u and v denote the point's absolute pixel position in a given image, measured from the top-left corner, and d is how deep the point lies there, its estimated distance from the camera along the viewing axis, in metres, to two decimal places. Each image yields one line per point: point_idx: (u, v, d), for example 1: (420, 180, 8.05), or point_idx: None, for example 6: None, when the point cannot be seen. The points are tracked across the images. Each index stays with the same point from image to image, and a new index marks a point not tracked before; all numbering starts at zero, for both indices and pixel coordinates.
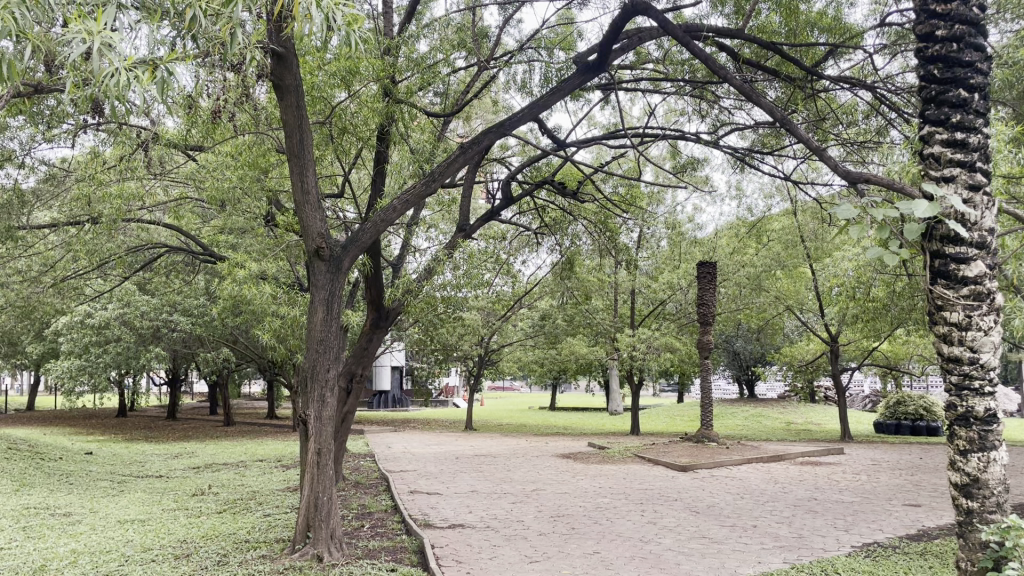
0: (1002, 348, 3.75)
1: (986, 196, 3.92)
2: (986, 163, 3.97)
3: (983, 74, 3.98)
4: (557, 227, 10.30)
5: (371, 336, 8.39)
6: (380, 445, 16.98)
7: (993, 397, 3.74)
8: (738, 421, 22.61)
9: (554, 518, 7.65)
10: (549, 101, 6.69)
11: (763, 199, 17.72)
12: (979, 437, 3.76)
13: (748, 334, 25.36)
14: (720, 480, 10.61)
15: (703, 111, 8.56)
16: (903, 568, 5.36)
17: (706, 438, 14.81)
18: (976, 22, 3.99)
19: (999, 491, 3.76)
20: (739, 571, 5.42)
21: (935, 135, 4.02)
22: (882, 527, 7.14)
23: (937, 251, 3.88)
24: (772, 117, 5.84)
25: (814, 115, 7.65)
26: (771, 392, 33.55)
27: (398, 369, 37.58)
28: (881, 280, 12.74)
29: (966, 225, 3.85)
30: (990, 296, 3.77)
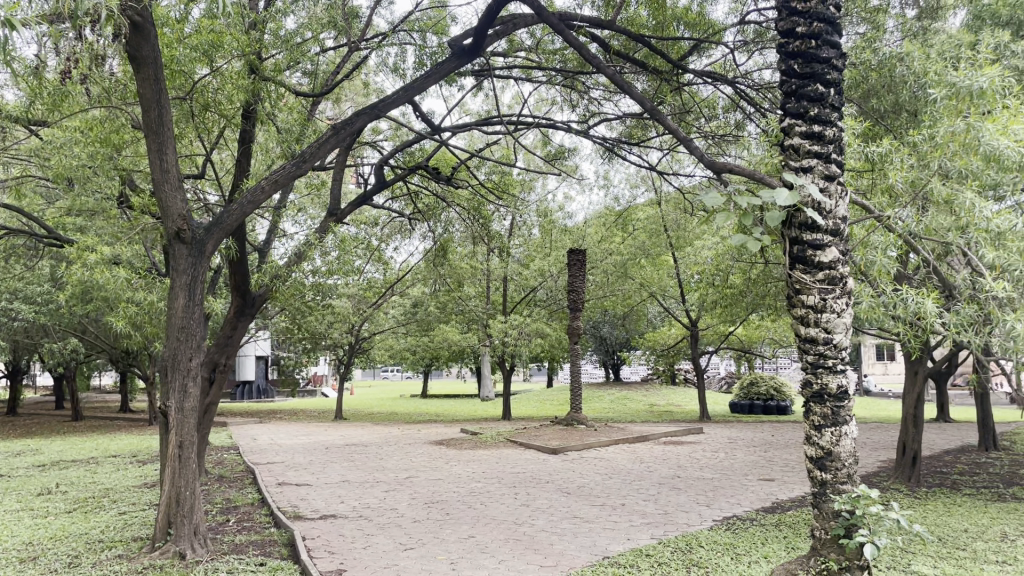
0: (853, 330, 4.00)
1: (841, 185, 4.16)
2: (839, 155, 4.21)
3: (837, 70, 4.22)
4: (429, 213, 10.27)
5: (236, 324, 8.07)
6: (244, 438, 16.28)
7: (844, 374, 3.97)
8: (604, 405, 23.21)
9: (428, 504, 7.60)
10: (423, 86, 6.53)
11: (629, 188, 18.19)
12: (832, 412, 3.97)
13: (614, 320, 26.15)
14: (589, 462, 10.90)
15: (573, 102, 8.74)
16: (759, 539, 5.66)
17: (576, 421, 15.08)
18: (832, 20, 4.21)
19: (849, 463, 3.96)
20: (609, 548, 5.57)
21: (794, 127, 4.22)
22: (740, 501, 7.54)
23: (796, 237, 4.08)
24: (642, 107, 6.01)
25: (679, 107, 7.93)
26: (634, 375, 34.81)
27: (264, 358, 36.32)
28: (738, 267, 13.35)
29: (822, 213, 4.07)
30: (843, 280, 4.01)
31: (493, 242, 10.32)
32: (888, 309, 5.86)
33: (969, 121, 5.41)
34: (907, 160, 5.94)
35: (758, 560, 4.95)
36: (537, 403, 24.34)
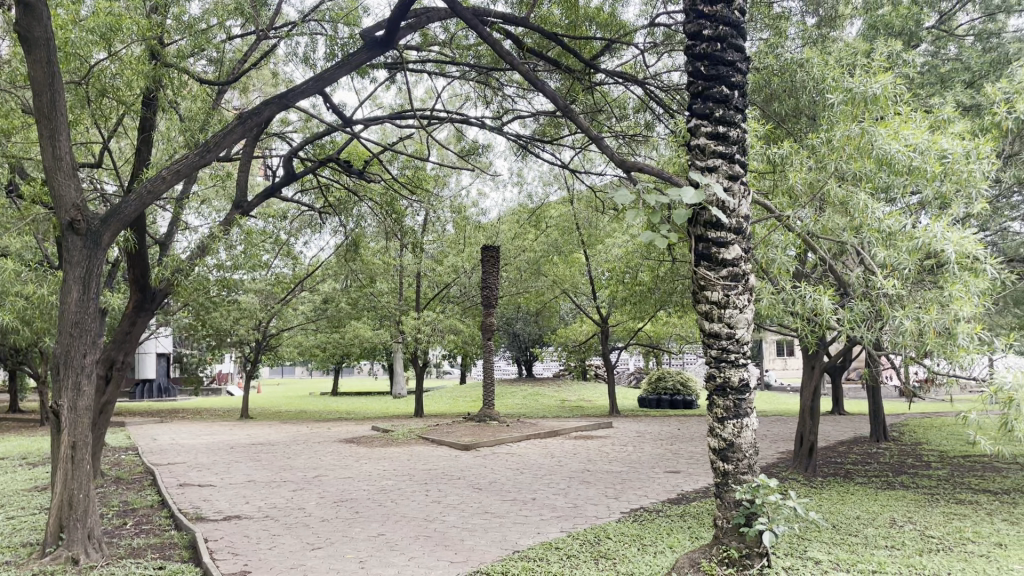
0: (754, 324, 4.13)
1: (743, 185, 4.29)
2: (742, 155, 4.33)
3: (741, 73, 4.35)
4: (341, 207, 10.09)
5: (135, 320, 7.77)
6: (144, 439, 15.65)
7: (746, 367, 4.10)
8: (516, 401, 23.34)
9: (337, 503, 7.48)
10: (334, 77, 6.40)
11: (542, 186, 18.34)
12: (734, 405, 4.08)
13: (527, 316, 26.33)
14: (501, 457, 10.94)
15: (487, 98, 8.76)
16: (666, 529, 5.79)
17: (488, 417, 15.12)
18: (737, 24, 4.35)
19: (750, 453, 4.08)
20: (520, 542, 5.60)
21: (700, 127, 4.32)
22: (647, 493, 7.71)
23: (701, 235, 4.19)
24: (554, 105, 6.06)
25: (591, 107, 8.04)
26: (546, 371, 35.13)
27: (165, 356, 35.00)
28: (648, 265, 13.62)
29: (726, 212, 4.19)
30: (744, 277, 4.15)
31: (406, 238, 10.24)
32: (787, 305, 6.09)
33: (863, 126, 5.68)
34: (806, 162, 6.19)
35: (663, 550, 5.07)
36: (450, 400, 24.28)
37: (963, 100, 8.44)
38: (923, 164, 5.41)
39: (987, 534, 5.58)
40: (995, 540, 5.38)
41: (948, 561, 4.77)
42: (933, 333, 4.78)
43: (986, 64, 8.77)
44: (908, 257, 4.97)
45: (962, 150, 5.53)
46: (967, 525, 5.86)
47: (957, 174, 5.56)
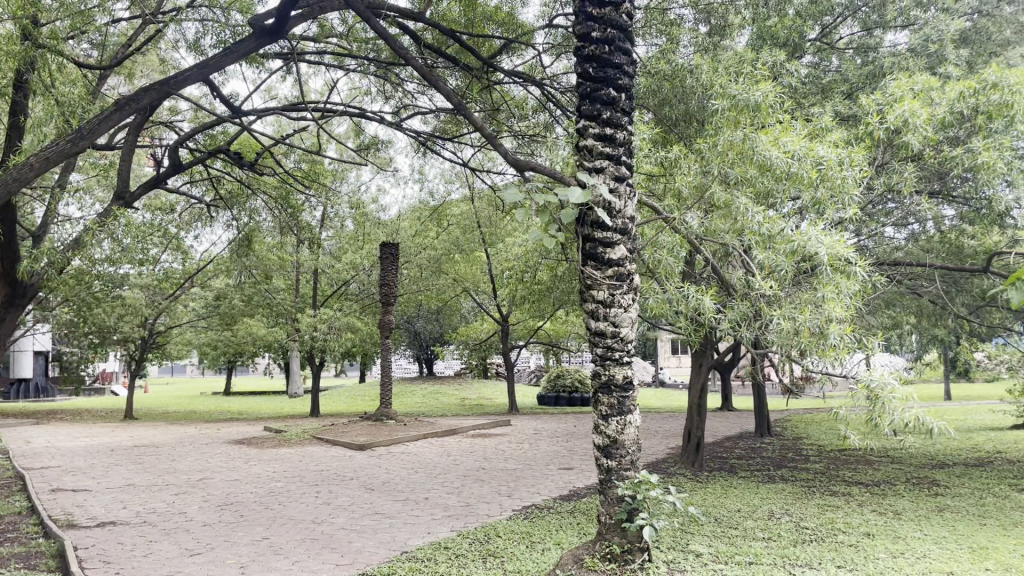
0: (638, 323, 4.21)
1: (629, 186, 4.37)
2: (629, 157, 4.42)
3: (628, 76, 4.43)
4: (233, 201, 9.75)
5: (4, 315, 7.32)
6: (16, 442, 14.74)
7: (630, 365, 4.19)
8: (415, 400, 23.16)
9: (221, 507, 7.23)
10: (221, 64, 6.16)
11: (443, 183, 18.27)
12: (618, 402, 4.16)
13: (428, 314, 26.17)
14: (395, 457, 10.82)
15: (387, 93, 8.66)
16: (555, 526, 5.85)
17: (385, 416, 14.95)
18: (624, 28, 4.42)
19: (632, 450, 4.17)
20: (409, 542, 5.55)
21: (588, 128, 4.37)
22: (539, 490, 7.78)
23: (588, 235, 4.23)
24: (450, 102, 6.00)
25: (490, 105, 8.04)
26: (448, 370, 35.06)
27: (44, 355, 33.11)
28: (546, 264, 13.75)
29: (612, 212, 4.25)
30: (629, 277, 4.23)
31: (301, 233, 10.00)
32: (674, 305, 6.25)
33: (745, 132, 5.90)
34: (693, 166, 6.38)
35: (551, 548, 5.11)
36: (348, 399, 23.89)
37: (842, 112, 8.87)
38: (801, 170, 5.68)
39: (856, 525, 5.88)
40: (864, 530, 5.67)
41: (821, 551, 4.99)
42: (807, 332, 5.01)
43: (862, 77, 9.27)
44: (786, 258, 5.19)
45: (836, 158, 5.83)
46: (839, 516, 6.15)
47: (831, 180, 5.85)
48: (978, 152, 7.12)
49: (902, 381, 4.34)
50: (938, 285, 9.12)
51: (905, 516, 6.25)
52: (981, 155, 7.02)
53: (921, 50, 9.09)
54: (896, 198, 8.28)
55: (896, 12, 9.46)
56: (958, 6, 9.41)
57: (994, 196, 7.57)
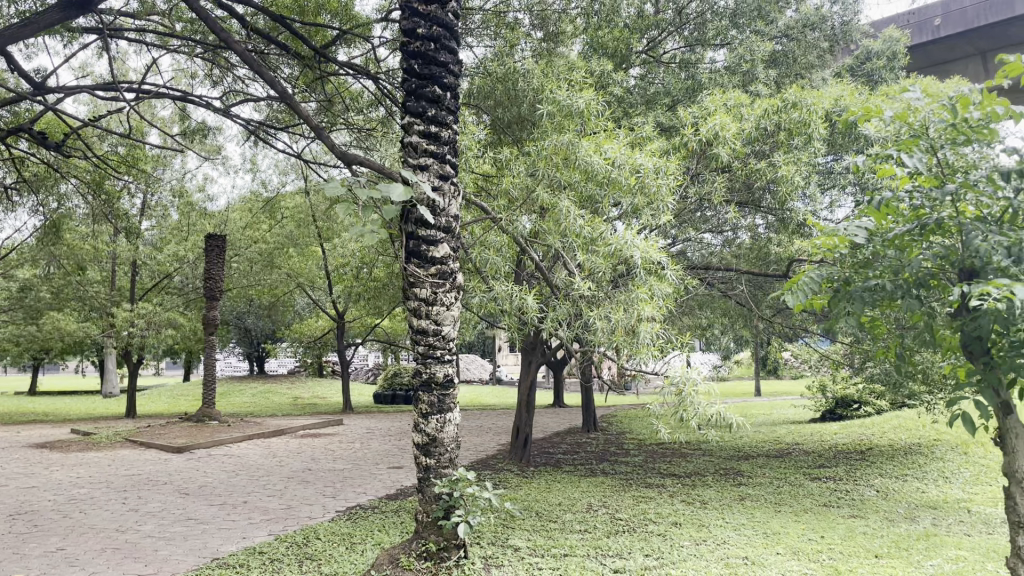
0: (459, 322, 4.26)
1: (454, 185, 4.41)
2: (453, 156, 4.45)
3: (453, 75, 4.47)
4: (40, 184, 8.97)
5: None
6: None
7: (450, 363, 4.23)
8: (244, 399, 22.25)
9: (13, 517, 6.62)
10: (17, 36, 5.61)
11: (277, 175, 17.62)
12: (438, 400, 4.19)
13: (259, 311, 25.21)
14: (216, 459, 10.34)
15: (215, 78, 8.27)
16: (377, 526, 5.78)
17: (206, 417, 14.24)
18: (450, 27, 4.45)
19: (451, 447, 4.20)
20: (221, 548, 5.31)
21: (412, 125, 4.34)
22: (365, 490, 7.68)
23: (412, 232, 4.20)
24: (276, 91, 5.73)
25: (324, 97, 7.85)
26: (281, 368, 33.98)
27: None
28: (382, 262, 13.61)
29: (436, 211, 4.27)
30: (452, 275, 4.26)
31: (116, 222, 9.35)
32: (499, 304, 6.36)
33: (570, 137, 6.10)
34: (521, 168, 6.51)
35: (370, 548, 5.05)
36: (170, 399, 22.60)
37: (664, 122, 9.37)
38: (620, 177, 5.93)
39: (666, 514, 6.21)
40: (672, 519, 6.00)
41: (631, 542, 5.22)
42: (621, 331, 5.24)
43: (682, 90, 9.79)
44: (603, 260, 5.40)
45: (652, 166, 6.12)
46: (651, 507, 6.48)
47: (648, 188, 6.14)
48: (780, 166, 7.73)
49: (704, 378, 4.63)
50: (746, 288, 9.82)
51: (709, 505, 6.67)
52: (781, 168, 7.63)
53: (735, 68, 9.74)
54: (710, 207, 8.83)
55: (715, 31, 10.14)
56: (768, 30, 10.10)
57: (793, 208, 8.23)
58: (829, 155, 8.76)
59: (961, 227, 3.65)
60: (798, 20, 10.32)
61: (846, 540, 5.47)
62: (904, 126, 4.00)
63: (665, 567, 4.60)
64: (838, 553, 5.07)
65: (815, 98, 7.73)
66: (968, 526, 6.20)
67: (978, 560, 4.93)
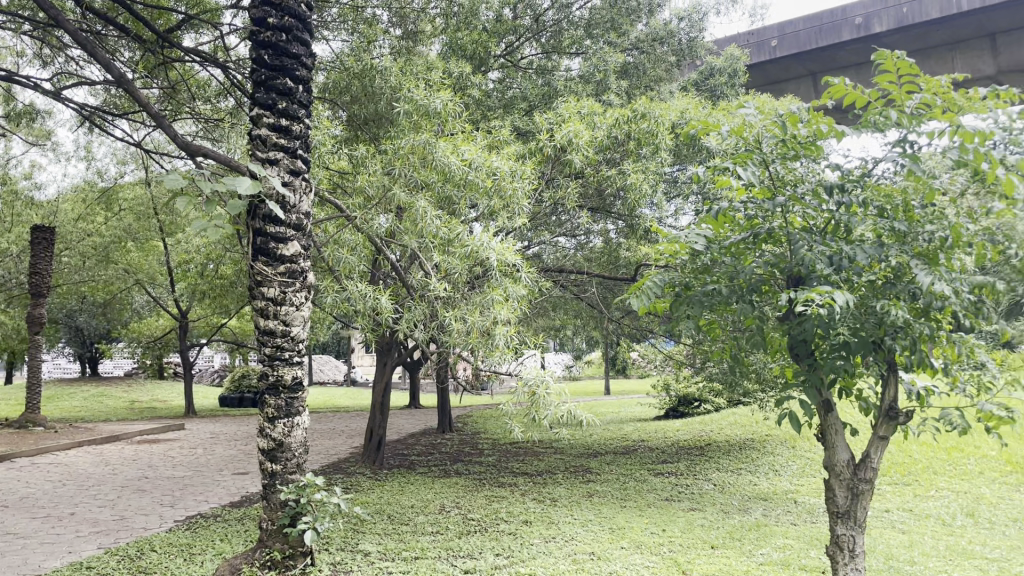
0: (309, 323, 4.16)
1: (305, 181, 4.31)
2: (304, 151, 4.34)
3: (305, 68, 4.37)
4: None
5: None
6: None
7: (299, 366, 4.12)
8: (74, 403, 20.72)
9: None
10: None
11: (116, 164, 16.49)
12: (285, 404, 4.07)
13: (93, 308, 23.56)
14: (40, 468, 9.55)
15: (45, 58, 7.64)
16: (219, 536, 5.52)
17: (29, 424, 13.15)
18: (302, 18, 4.34)
19: (299, 452, 4.09)
20: (43, 565, 4.90)
21: (262, 118, 4.19)
22: (207, 498, 7.33)
23: (260, 229, 4.05)
24: (113, 75, 5.34)
25: (167, 84, 7.42)
26: (117, 370, 31.93)
27: None
28: (230, 259, 13.05)
29: (286, 207, 4.15)
30: (302, 274, 4.15)
31: None
32: (352, 305, 6.24)
33: (427, 137, 6.09)
34: (378, 166, 6.43)
35: (211, 559, 4.81)
36: None
37: (520, 126, 9.53)
38: (476, 179, 5.99)
39: (517, 513, 6.30)
40: (523, 518, 6.09)
41: (482, 542, 5.26)
42: (475, 333, 5.26)
43: (538, 96, 10.03)
44: (459, 262, 5.41)
45: (508, 170, 6.21)
46: (502, 507, 6.56)
47: (504, 191, 6.23)
48: (629, 174, 8.03)
49: (556, 378, 4.73)
50: (597, 291, 10.16)
51: (559, 503, 6.83)
52: (630, 176, 7.94)
53: (590, 77, 10.04)
54: (564, 211, 9.04)
55: (570, 40, 10.54)
56: (620, 42, 10.48)
57: (642, 214, 8.57)
58: (675, 165, 9.20)
59: (790, 237, 3.92)
60: (648, 34, 10.73)
61: (686, 532, 5.75)
62: (740, 140, 4.18)
63: (515, 565, 4.66)
64: (678, 545, 5.32)
65: (662, 110, 8.11)
66: (794, 515, 6.69)
67: (801, 548, 5.32)
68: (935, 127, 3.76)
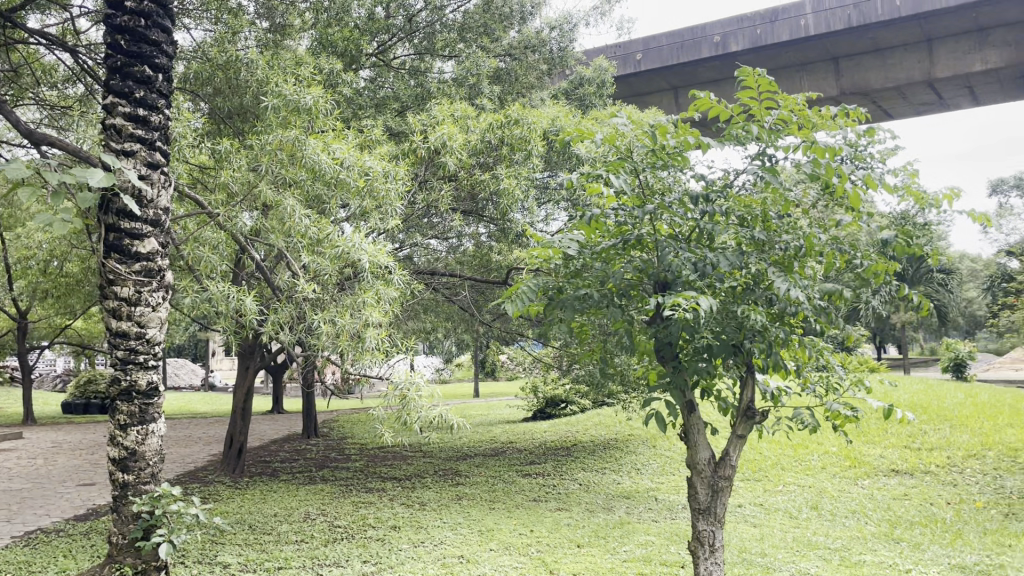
0: (166, 325, 3.96)
1: (164, 175, 4.10)
2: (163, 143, 4.13)
3: (166, 56, 4.15)
4: None
5: None
6: None
7: (154, 370, 3.91)
8: None
9: None
10: None
11: None
12: (139, 410, 3.86)
13: None
14: None
15: None
16: (62, 552, 5.13)
17: None
18: (162, 3, 4.13)
19: (153, 461, 3.89)
20: None
21: (116, 106, 3.96)
22: (49, 511, 6.80)
23: (112, 224, 3.82)
24: None
25: (8, 65, 6.84)
26: None
27: None
28: (77, 256, 12.20)
29: (142, 202, 3.93)
30: (159, 273, 3.94)
31: None
32: (214, 306, 5.96)
33: (296, 133, 5.90)
34: (244, 162, 6.17)
35: None
36: None
37: (392, 126, 9.42)
38: (348, 178, 5.87)
39: (385, 519, 6.21)
40: (391, 523, 6.01)
41: (349, 549, 5.15)
42: (345, 335, 5.15)
43: (410, 96, 9.94)
44: (330, 263, 5.30)
45: (380, 171, 6.14)
46: (369, 512, 6.44)
47: (377, 191, 6.15)
48: (502, 179, 8.10)
49: (428, 381, 4.69)
50: (468, 294, 10.19)
51: (428, 507, 6.79)
52: (504, 181, 8.01)
53: (463, 80, 10.07)
54: (436, 213, 9.00)
55: (444, 42, 10.54)
56: (492, 47, 10.59)
57: (514, 218, 8.64)
58: (545, 171, 9.36)
59: (658, 243, 4.05)
60: (520, 41, 10.85)
61: (553, 532, 5.85)
62: (612, 149, 4.27)
63: (383, 571, 4.59)
64: (545, 545, 5.40)
65: (535, 117, 8.25)
66: (656, 512, 6.93)
67: (662, 544, 5.52)
68: (792, 143, 3.99)
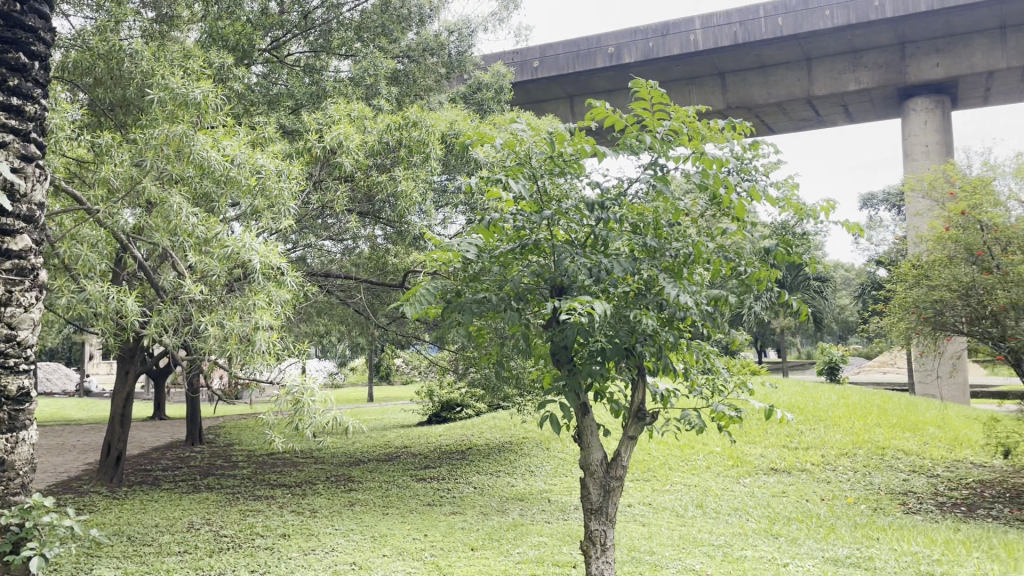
0: (40, 326, 3.78)
1: (39, 168, 3.92)
2: (39, 135, 3.95)
3: (43, 43, 3.97)
4: None
5: None
6: None
7: (26, 375, 3.72)
8: None
9: None
10: None
11: None
12: (9, 417, 3.66)
13: None
14: None
15: None
16: None
17: None
18: None
19: (24, 471, 3.70)
20: None
21: None
22: None
23: None
24: None
25: None
26: None
27: None
28: None
29: (15, 196, 3.74)
30: (32, 271, 3.76)
31: None
32: (91, 307, 5.65)
33: (184, 128, 5.63)
34: (126, 156, 5.88)
35: None
36: None
37: (286, 124, 9.21)
38: (239, 176, 5.71)
39: (273, 527, 6.05)
40: (280, 531, 5.86)
41: (236, 558, 5.00)
42: (234, 338, 5.01)
43: (305, 95, 9.74)
44: (218, 263, 5.09)
45: (273, 169, 6.03)
46: (257, 521, 6.26)
47: (269, 190, 6.02)
48: (399, 181, 8.05)
49: (321, 385, 4.61)
50: (363, 297, 10.06)
51: (319, 514, 6.66)
52: (401, 183, 7.97)
53: (359, 80, 9.96)
54: (331, 215, 8.86)
55: (340, 41, 10.38)
56: (389, 48, 10.52)
57: (411, 221, 8.55)
58: (443, 175, 9.36)
59: (553, 248, 4.12)
60: (418, 44, 10.80)
61: (447, 536, 5.84)
62: (511, 154, 4.30)
63: None
64: (438, 549, 5.38)
65: (432, 120, 8.26)
66: (549, 513, 7.03)
67: (554, 545, 5.60)
68: (681, 153, 4.14)
